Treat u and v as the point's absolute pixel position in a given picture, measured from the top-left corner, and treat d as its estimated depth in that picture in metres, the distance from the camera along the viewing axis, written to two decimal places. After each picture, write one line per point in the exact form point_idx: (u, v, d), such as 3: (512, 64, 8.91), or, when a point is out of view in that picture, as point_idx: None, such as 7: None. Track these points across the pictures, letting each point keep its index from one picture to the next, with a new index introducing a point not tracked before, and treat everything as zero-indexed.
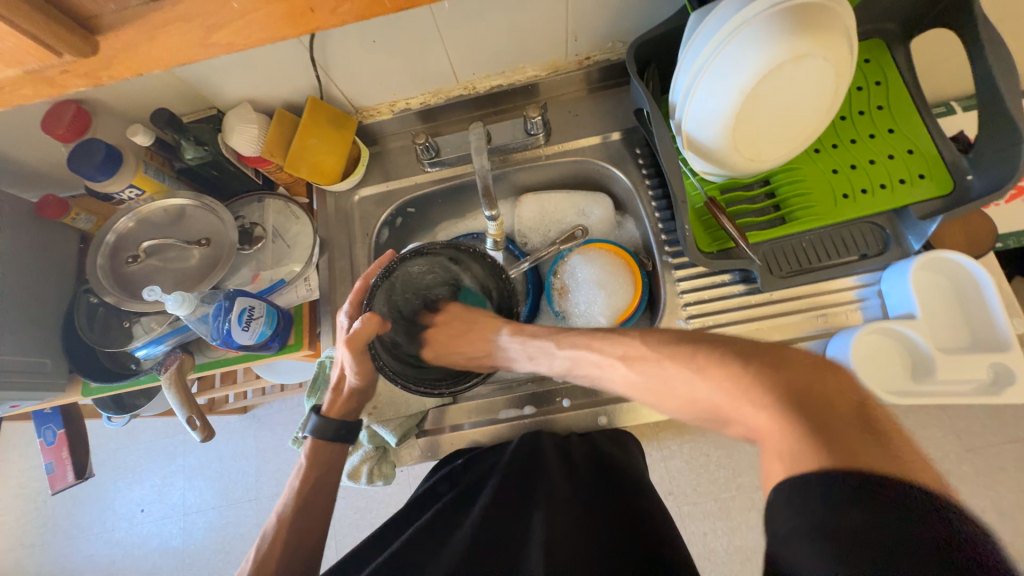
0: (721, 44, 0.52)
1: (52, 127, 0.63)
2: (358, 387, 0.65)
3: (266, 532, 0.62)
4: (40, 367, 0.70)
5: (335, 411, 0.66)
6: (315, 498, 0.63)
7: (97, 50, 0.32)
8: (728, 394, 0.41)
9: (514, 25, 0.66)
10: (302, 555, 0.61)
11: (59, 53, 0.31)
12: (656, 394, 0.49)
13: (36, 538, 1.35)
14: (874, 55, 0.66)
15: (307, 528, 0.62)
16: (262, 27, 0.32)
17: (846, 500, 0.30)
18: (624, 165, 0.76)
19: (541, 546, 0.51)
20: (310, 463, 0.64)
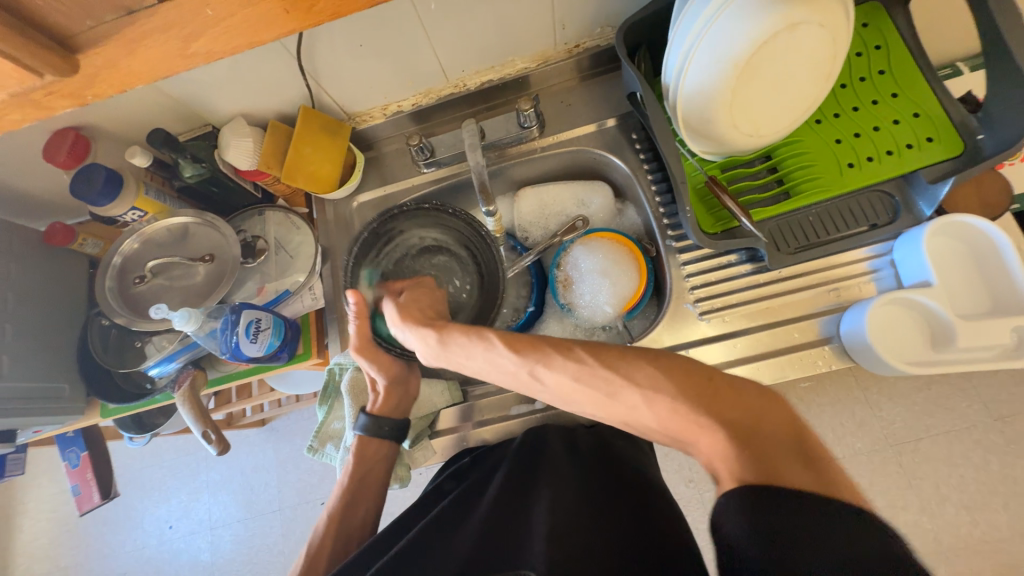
0: (710, 19, 0.51)
1: (52, 155, 0.64)
2: (393, 380, 0.66)
3: (315, 533, 0.64)
4: (58, 391, 0.71)
5: (378, 412, 0.66)
6: (363, 489, 0.65)
7: (77, 67, 0.32)
8: (672, 419, 0.42)
9: (499, 18, 0.66)
10: (350, 550, 0.63)
11: (40, 74, 0.31)
12: (612, 385, 0.45)
13: (71, 558, 1.38)
14: (872, 20, 0.64)
15: (347, 529, 0.64)
16: (240, 32, 0.32)
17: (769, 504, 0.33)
18: (621, 152, 0.75)
19: (545, 537, 0.47)
20: (357, 463, 0.65)
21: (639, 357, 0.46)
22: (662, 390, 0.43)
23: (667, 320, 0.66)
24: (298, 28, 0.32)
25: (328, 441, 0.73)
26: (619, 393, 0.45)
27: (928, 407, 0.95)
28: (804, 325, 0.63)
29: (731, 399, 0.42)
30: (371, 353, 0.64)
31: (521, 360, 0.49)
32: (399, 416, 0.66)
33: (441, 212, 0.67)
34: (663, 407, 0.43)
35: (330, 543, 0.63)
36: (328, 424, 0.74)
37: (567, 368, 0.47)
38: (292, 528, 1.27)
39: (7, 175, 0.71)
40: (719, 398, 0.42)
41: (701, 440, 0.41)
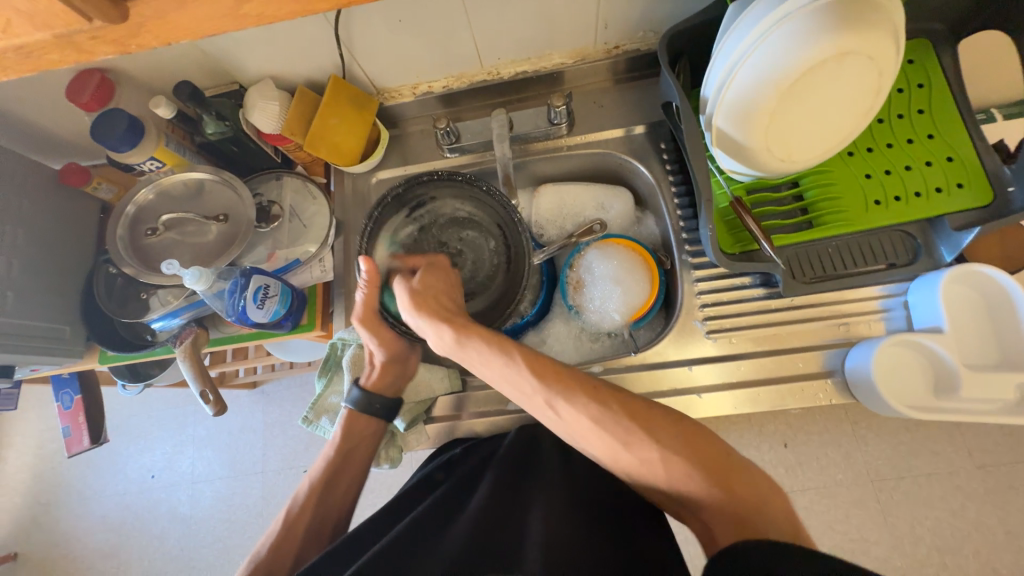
0: (763, 35, 0.49)
1: (76, 95, 0.64)
2: (392, 360, 0.66)
3: (297, 495, 0.65)
4: (58, 332, 0.71)
5: (371, 387, 0.67)
6: (343, 469, 0.66)
7: (127, 17, 0.31)
8: (688, 484, 0.45)
9: (543, 10, 0.64)
10: (328, 524, 0.65)
11: (88, 18, 0.30)
12: (629, 440, 0.48)
13: (51, 496, 1.39)
14: (919, 56, 0.63)
15: (326, 503, 0.65)
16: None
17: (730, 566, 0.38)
18: (647, 160, 0.74)
19: (539, 545, 0.46)
20: (344, 435, 0.66)
21: (665, 417, 0.49)
22: (683, 460, 0.46)
23: (673, 335, 0.66)
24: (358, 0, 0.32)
25: (323, 415, 0.73)
26: (637, 446, 0.47)
27: (914, 447, 0.96)
28: (809, 355, 0.63)
29: (741, 479, 0.45)
30: (376, 325, 0.64)
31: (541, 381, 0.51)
32: (392, 394, 0.67)
33: (474, 188, 0.64)
34: (668, 466, 0.46)
35: (308, 514, 0.64)
36: (325, 397, 0.74)
37: (590, 413, 0.49)
38: (272, 491, 1.28)
39: (27, 109, 0.70)
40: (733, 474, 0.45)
41: (700, 504, 0.45)
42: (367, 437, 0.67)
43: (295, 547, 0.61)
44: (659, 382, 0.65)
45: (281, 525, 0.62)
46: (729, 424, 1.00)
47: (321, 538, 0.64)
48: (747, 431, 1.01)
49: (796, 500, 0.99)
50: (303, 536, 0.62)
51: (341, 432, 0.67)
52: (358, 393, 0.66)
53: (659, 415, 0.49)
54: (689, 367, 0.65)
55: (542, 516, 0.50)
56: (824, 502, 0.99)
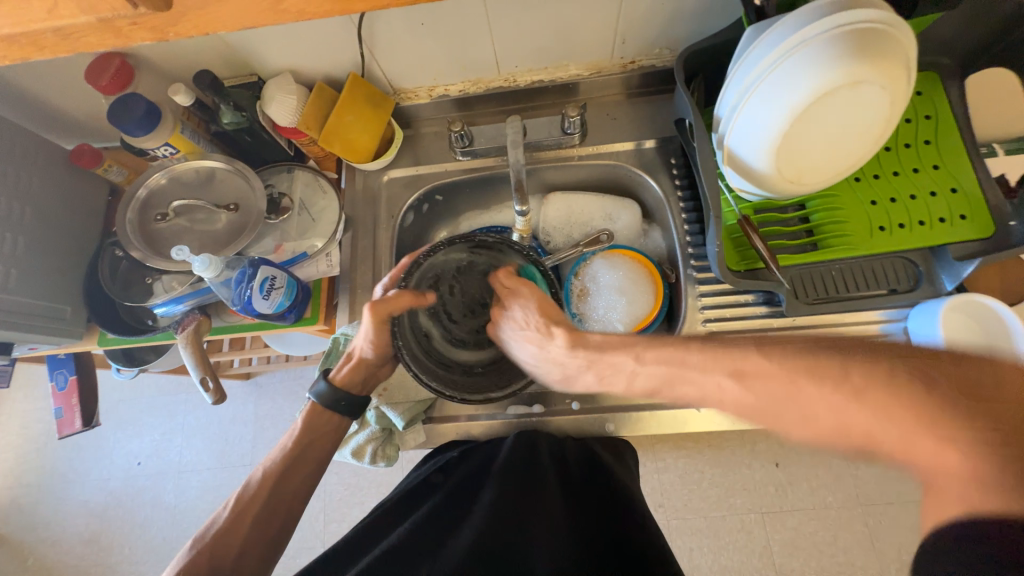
0: (776, 62, 0.51)
1: (96, 78, 0.64)
2: (371, 360, 0.62)
3: (249, 481, 0.60)
4: (59, 312, 0.70)
5: (339, 382, 0.62)
6: (303, 458, 0.61)
7: (171, 4, 0.32)
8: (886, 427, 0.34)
9: (563, 22, 0.66)
10: (278, 517, 0.59)
11: (134, 6, 0.31)
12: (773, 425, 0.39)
13: (34, 477, 1.37)
14: (927, 88, 0.64)
15: (282, 493, 0.59)
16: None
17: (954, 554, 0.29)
18: (657, 174, 0.75)
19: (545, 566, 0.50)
20: (305, 427, 0.62)
21: (813, 373, 0.37)
22: (865, 411, 0.34)
23: None
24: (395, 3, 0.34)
25: None
26: (811, 425, 0.37)
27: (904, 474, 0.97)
28: None
29: (965, 405, 0.32)
30: (382, 332, 0.58)
31: (662, 378, 0.44)
32: (360, 394, 0.63)
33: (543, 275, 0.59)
34: (850, 425, 0.35)
35: (260, 502, 0.58)
36: None
37: (726, 404, 0.40)
38: None
39: (44, 88, 0.70)
40: (952, 403, 0.33)
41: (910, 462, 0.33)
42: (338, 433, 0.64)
43: (239, 539, 0.56)
44: None
45: (230, 512, 0.57)
46: (722, 440, 1.01)
47: (267, 534, 0.58)
48: (740, 448, 1.01)
49: (786, 521, 1.00)
50: (249, 529, 0.57)
51: (301, 425, 0.62)
52: (324, 385, 0.62)
53: (804, 368, 0.38)
54: None
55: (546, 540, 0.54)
56: (813, 524, 0.99)
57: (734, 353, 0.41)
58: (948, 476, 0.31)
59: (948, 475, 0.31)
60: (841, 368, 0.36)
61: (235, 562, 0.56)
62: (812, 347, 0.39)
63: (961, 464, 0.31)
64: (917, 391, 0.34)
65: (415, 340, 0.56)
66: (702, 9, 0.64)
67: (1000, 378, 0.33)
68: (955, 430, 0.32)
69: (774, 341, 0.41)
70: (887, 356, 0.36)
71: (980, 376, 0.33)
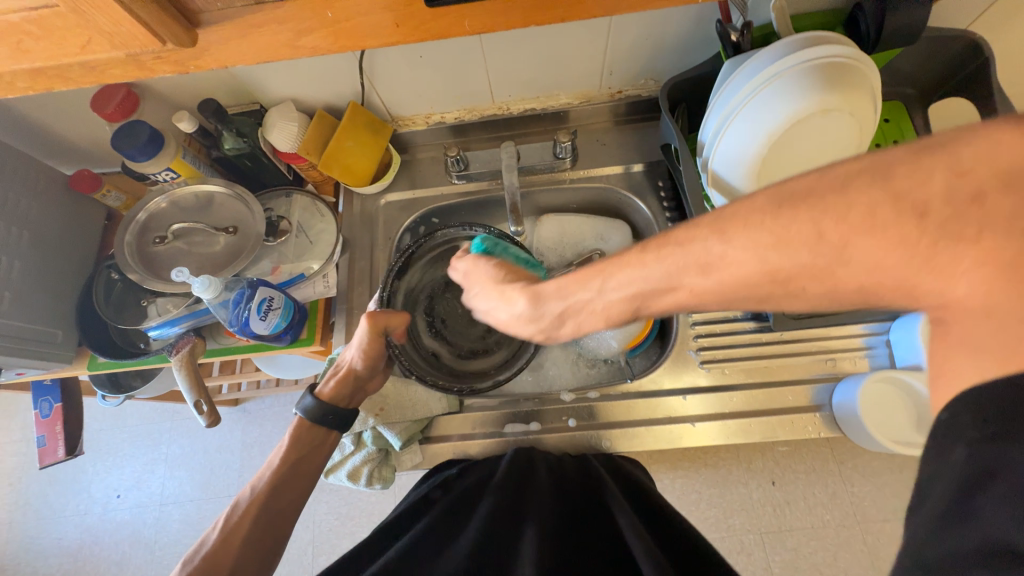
0: (754, 91, 0.55)
1: (101, 105, 0.66)
2: (360, 373, 0.64)
3: (238, 502, 0.59)
4: (51, 337, 0.70)
5: (325, 397, 0.63)
6: (292, 478, 0.61)
7: (196, 41, 0.35)
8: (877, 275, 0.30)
9: (554, 55, 0.70)
10: (267, 540, 0.57)
11: (162, 41, 0.34)
12: (764, 309, 0.35)
13: (5, 514, 1.31)
14: (894, 116, 0.69)
15: (276, 510, 0.59)
16: (350, 35, 0.36)
17: (1004, 428, 0.25)
18: (645, 197, 0.78)
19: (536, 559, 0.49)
20: (293, 441, 0.62)
21: (783, 244, 0.31)
22: (866, 267, 0.29)
23: (668, 363, 0.68)
24: (402, 39, 0.37)
25: None
26: (798, 297, 0.33)
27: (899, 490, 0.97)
28: (798, 390, 0.65)
29: (968, 216, 0.26)
30: (377, 341, 0.63)
31: (630, 300, 0.39)
32: (347, 407, 0.64)
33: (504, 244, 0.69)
34: (844, 284, 0.30)
35: (250, 521, 0.57)
36: None
37: (700, 297, 0.36)
38: None
39: (48, 116, 0.72)
40: (954, 228, 0.27)
41: (916, 300, 0.29)
42: (318, 447, 0.63)
43: (230, 559, 0.55)
44: (653, 410, 0.66)
45: (220, 532, 0.56)
46: (718, 459, 1.00)
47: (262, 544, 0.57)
48: (735, 467, 1.01)
49: (785, 541, 1.00)
50: (241, 543, 0.56)
51: (289, 441, 0.62)
52: (311, 401, 0.63)
53: (769, 238, 0.31)
54: (682, 396, 0.66)
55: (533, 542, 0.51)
56: (812, 544, 0.99)
57: (689, 248, 0.35)
58: (968, 313, 0.27)
59: (969, 314, 0.27)
60: (813, 228, 0.30)
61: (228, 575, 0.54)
62: (770, 208, 0.32)
63: (978, 295, 0.26)
64: (910, 225, 0.27)
65: (426, 362, 0.71)
66: (683, 43, 0.69)
67: (1001, 165, 0.26)
68: (965, 256, 0.26)
69: (726, 216, 0.33)
70: (855, 189, 0.29)
71: (970, 170, 0.26)
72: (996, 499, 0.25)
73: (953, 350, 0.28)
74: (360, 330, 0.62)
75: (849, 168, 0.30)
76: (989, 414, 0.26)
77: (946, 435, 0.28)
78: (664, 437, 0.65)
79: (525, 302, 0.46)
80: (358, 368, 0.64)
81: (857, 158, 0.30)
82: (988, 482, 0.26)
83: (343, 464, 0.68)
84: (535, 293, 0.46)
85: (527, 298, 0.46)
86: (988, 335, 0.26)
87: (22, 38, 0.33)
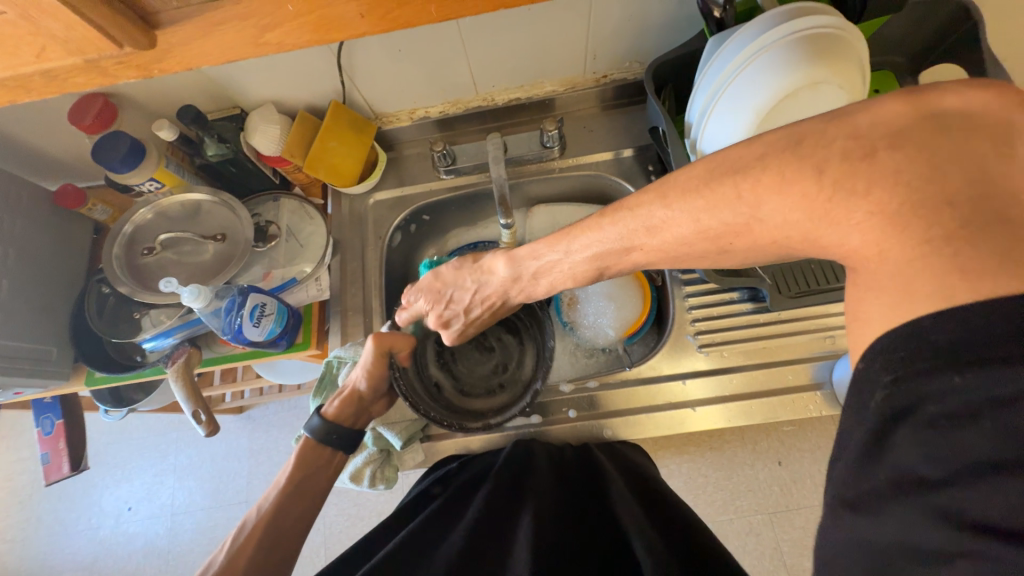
0: (740, 67, 0.54)
1: (79, 118, 0.65)
2: (365, 391, 0.65)
3: (246, 521, 0.59)
4: (45, 354, 0.69)
5: (332, 416, 0.65)
6: (299, 495, 0.61)
7: (154, 43, 0.35)
8: (803, 221, 0.32)
9: (535, 41, 0.68)
10: (275, 555, 0.57)
11: (119, 44, 0.33)
12: (728, 253, 0.38)
13: (18, 532, 1.32)
14: (885, 87, 0.67)
15: (279, 526, 0.59)
16: (317, 29, 0.35)
17: (907, 367, 0.26)
18: (636, 182, 0.77)
19: (528, 545, 0.49)
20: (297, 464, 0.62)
21: (712, 207, 0.35)
22: (777, 223, 0.33)
23: (667, 348, 0.68)
24: (372, 30, 0.36)
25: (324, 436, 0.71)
26: (751, 243, 0.36)
27: None
28: (799, 368, 0.64)
29: (858, 172, 0.30)
30: (382, 361, 0.63)
31: (604, 254, 0.43)
32: (353, 426, 0.65)
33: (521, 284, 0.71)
34: (762, 238, 0.35)
35: (258, 535, 0.58)
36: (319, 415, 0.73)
37: (651, 255, 0.41)
38: None
39: (27, 132, 0.71)
40: (849, 183, 0.30)
41: (826, 253, 0.33)
42: (319, 468, 0.63)
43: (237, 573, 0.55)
44: (653, 396, 0.66)
45: (225, 555, 0.56)
46: (724, 442, 1.00)
47: (268, 556, 0.57)
48: (741, 449, 1.01)
49: (794, 520, 1.00)
50: (249, 562, 0.56)
51: (295, 461, 0.63)
52: (318, 421, 0.64)
53: (703, 202, 0.36)
54: (682, 381, 0.66)
55: (529, 531, 0.51)
56: None
57: (638, 213, 0.40)
58: (866, 261, 0.30)
59: (868, 264, 0.30)
60: (733, 191, 0.34)
61: None
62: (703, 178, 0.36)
63: (870, 245, 0.29)
64: (811, 180, 0.31)
65: (425, 390, 0.68)
66: (666, 23, 0.67)
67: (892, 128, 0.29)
68: (858, 209, 0.29)
69: (670, 184, 0.38)
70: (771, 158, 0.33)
71: (865, 134, 0.30)
72: (912, 432, 0.26)
73: (864, 294, 0.30)
74: (366, 351, 0.63)
75: (773, 141, 0.34)
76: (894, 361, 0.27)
77: (864, 386, 0.28)
78: (665, 424, 0.65)
79: (504, 264, 0.53)
80: (363, 387, 0.64)
81: (781, 131, 0.34)
82: (898, 419, 0.26)
83: (346, 467, 0.68)
84: (513, 254, 0.52)
85: (507, 261, 0.53)
86: (889, 279, 0.28)
87: None
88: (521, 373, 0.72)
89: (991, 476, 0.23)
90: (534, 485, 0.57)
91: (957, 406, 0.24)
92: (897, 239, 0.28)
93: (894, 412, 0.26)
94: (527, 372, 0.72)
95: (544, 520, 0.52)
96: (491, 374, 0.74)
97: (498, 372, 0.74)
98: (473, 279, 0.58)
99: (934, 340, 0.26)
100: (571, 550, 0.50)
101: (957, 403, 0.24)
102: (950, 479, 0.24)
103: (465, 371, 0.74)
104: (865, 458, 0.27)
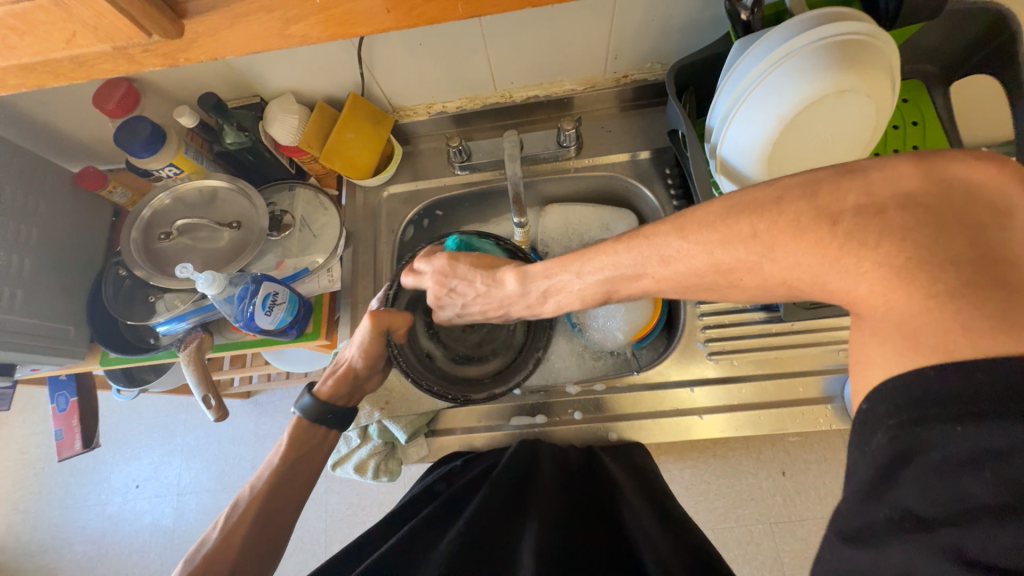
0: (766, 72, 0.53)
1: (102, 102, 0.66)
2: (360, 371, 0.65)
3: (238, 502, 0.60)
4: (63, 333, 0.71)
5: (325, 396, 0.65)
6: (292, 474, 0.62)
7: (182, 32, 0.35)
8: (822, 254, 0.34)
9: (557, 39, 0.68)
10: (267, 538, 0.58)
11: (149, 34, 0.33)
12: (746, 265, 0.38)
13: (30, 503, 1.35)
14: (913, 96, 0.65)
15: (272, 507, 0.60)
16: (341, 23, 0.35)
17: (924, 415, 0.28)
18: (652, 185, 0.76)
19: (532, 547, 0.48)
20: (291, 442, 0.63)
21: (727, 243, 0.38)
22: (787, 265, 0.36)
23: (676, 354, 0.67)
24: (396, 25, 0.35)
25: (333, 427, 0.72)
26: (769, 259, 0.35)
27: None
28: (810, 380, 0.63)
29: (870, 229, 0.32)
30: (379, 341, 0.63)
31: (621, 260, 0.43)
32: (346, 405, 0.66)
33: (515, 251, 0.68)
34: (772, 277, 0.37)
35: (251, 518, 0.58)
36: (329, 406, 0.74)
37: (662, 283, 0.43)
38: None
39: (52, 114, 0.72)
40: (859, 237, 0.32)
41: (835, 298, 0.35)
42: (315, 445, 0.64)
43: (233, 553, 0.56)
44: (660, 402, 0.66)
45: (219, 532, 0.57)
46: (728, 449, 0.99)
47: (264, 539, 0.58)
48: (745, 457, 1.00)
49: (795, 531, 0.99)
50: (240, 544, 0.57)
51: (287, 441, 0.63)
52: (311, 400, 0.64)
53: (719, 237, 0.38)
54: (690, 388, 0.65)
55: (533, 534, 0.50)
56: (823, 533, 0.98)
57: (654, 241, 0.42)
58: (882, 307, 0.32)
59: (874, 310, 0.32)
60: (751, 230, 0.37)
61: (231, 567, 0.55)
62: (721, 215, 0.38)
63: (876, 294, 0.32)
64: (823, 230, 0.34)
65: (419, 362, 0.67)
66: (690, 25, 0.66)
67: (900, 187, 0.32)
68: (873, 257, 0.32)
69: (687, 218, 0.40)
70: (786, 203, 0.35)
71: (875, 193, 0.33)
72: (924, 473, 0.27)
73: (881, 336, 0.31)
74: (364, 330, 0.62)
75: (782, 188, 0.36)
76: (908, 404, 0.29)
77: (867, 425, 0.31)
78: (671, 429, 0.65)
79: (514, 279, 0.54)
80: (358, 367, 0.65)
81: (794, 178, 0.37)
82: (907, 463, 0.28)
83: (349, 458, 0.68)
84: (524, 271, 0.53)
85: (517, 276, 0.54)
86: (898, 323, 0.30)
87: (9, 34, 0.33)
88: (513, 339, 0.71)
89: (992, 519, 0.25)
90: (538, 487, 0.57)
91: (977, 451, 0.26)
92: (913, 298, 0.30)
93: (908, 452, 0.28)
94: (520, 340, 0.71)
95: (549, 524, 0.52)
96: (482, 341, 0.72)
97: (488, 337, 0.72)
98: (483, 281, 0.57)
99: (943, 387, 0.28)
100: (575, 553, 0.50)
101: (963, 451, 0.26)
102: (954, 519, 0.26)
103: (455, 338, 0.72)
104: (872, 494, 0.29)
